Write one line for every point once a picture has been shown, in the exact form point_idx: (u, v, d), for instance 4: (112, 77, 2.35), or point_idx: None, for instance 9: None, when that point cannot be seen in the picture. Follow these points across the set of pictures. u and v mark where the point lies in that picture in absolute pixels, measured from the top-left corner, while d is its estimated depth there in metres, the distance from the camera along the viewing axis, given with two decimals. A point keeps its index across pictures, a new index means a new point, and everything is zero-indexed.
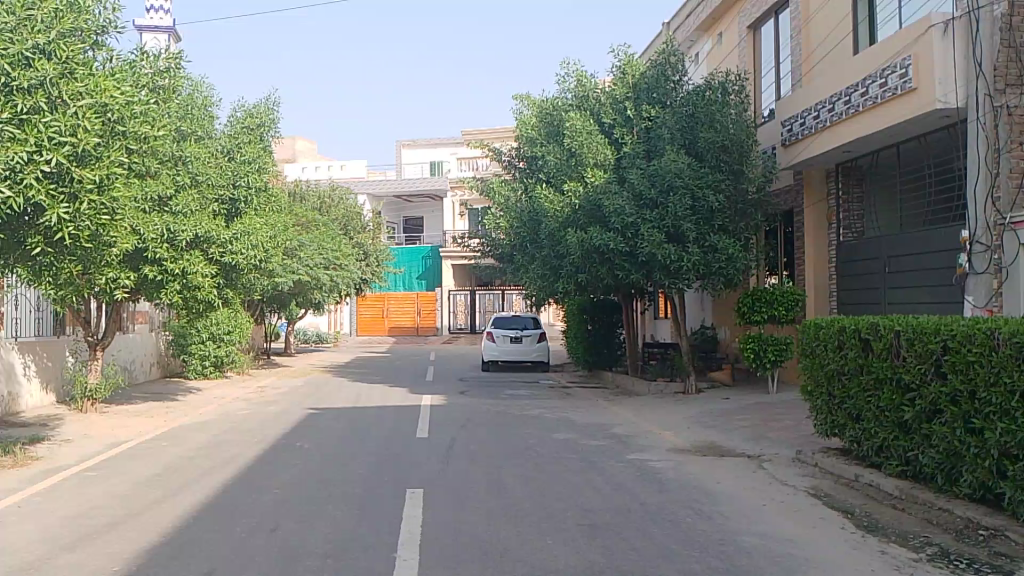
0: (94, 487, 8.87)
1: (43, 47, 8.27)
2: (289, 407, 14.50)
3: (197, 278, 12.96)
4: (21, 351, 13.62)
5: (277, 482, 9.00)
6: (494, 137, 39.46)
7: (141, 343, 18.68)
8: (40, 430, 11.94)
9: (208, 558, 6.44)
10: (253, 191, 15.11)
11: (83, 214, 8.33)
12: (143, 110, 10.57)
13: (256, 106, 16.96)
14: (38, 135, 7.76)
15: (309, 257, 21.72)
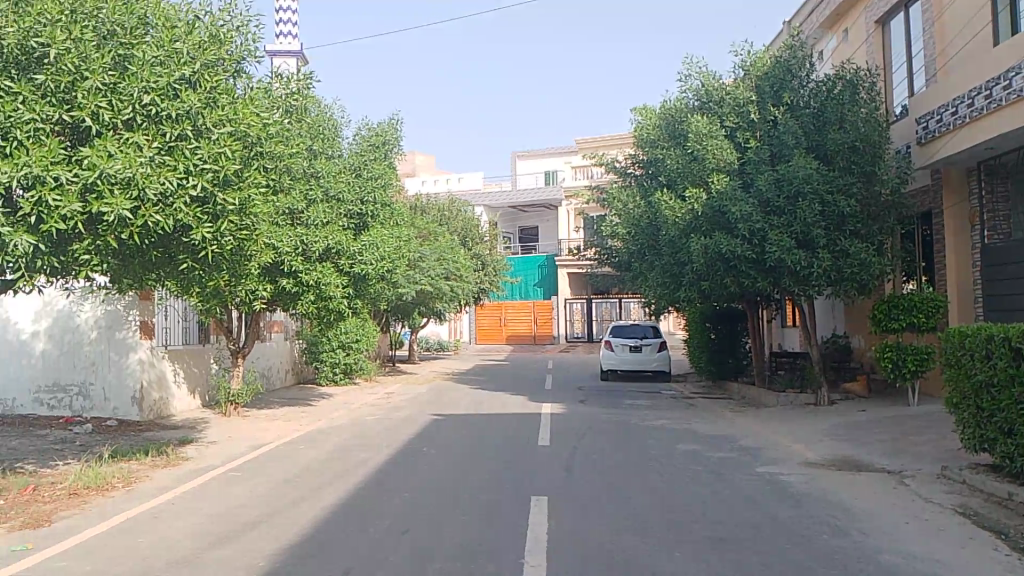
0: (239, 486, 9.43)
1: (188, 78, 8.27)
2: (414, 413, 14.92)
3: (329, 289, 13.57)
4: (172, 359, 14.63)
5: (407, 485, 9.28)
6: (608, 143, 39.30)
7: (277, 350, 19.73)
8: (190, 433, 12.80)
9: (345, 557, 6.70)
10: (379, 205, 15.64)
11: (225, 232, 8.66)
12: (278, 132, 11.13)
13: (380, 124, 17.52)
14: (186, 160, 7.77)
15: (430, 266, 22.27)
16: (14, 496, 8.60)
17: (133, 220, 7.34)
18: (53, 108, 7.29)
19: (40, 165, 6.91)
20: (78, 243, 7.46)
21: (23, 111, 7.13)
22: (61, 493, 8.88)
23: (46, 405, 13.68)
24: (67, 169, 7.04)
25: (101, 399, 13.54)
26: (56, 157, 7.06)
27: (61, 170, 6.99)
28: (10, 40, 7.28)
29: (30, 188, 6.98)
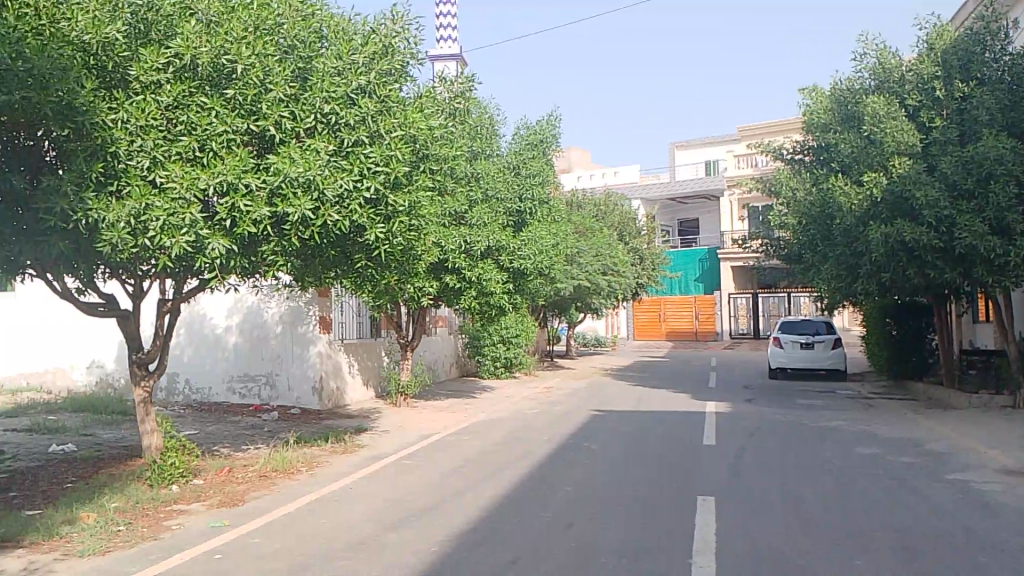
0: (410, 474, 9.85)
1: (364, 86, 8.63)
2: (575, 408, 14.99)
3: (490, 285, 13.88)
4: (347, 351, 15.53)
5: (570, 479, 9.32)
6: (772, 130, 37.69)
7: (442, 344, 20.47)
8: (363, 422, 13.53)
9: (511, 547, 6.82)
10: (537, 202, 15.81)
11: (395, 232, 8.93)
12: (442, 134, 11.46)
13: (538, 122, 17.69)
14: (361, 164, 8.09)
15: (588, 262, 22.27)
16: (212, 476, 9.42)
17: (314, 220, 7.82)
18: (242, 120, 7.81)
19: (233, 174, 7.45)
20: (265, 244, 8.02)
21: (216, 124, 7.65)
22: (252, 475, 9.62)
23: (237, 394, 14.87)
24: (256, 176, 7.57)
25: (286, 388, 14.59)
26: (246, 165, 7.57)
27: (252, 177, 7.53)
28: (203, 58, 7.71)
29: (224, 195, 7.55)
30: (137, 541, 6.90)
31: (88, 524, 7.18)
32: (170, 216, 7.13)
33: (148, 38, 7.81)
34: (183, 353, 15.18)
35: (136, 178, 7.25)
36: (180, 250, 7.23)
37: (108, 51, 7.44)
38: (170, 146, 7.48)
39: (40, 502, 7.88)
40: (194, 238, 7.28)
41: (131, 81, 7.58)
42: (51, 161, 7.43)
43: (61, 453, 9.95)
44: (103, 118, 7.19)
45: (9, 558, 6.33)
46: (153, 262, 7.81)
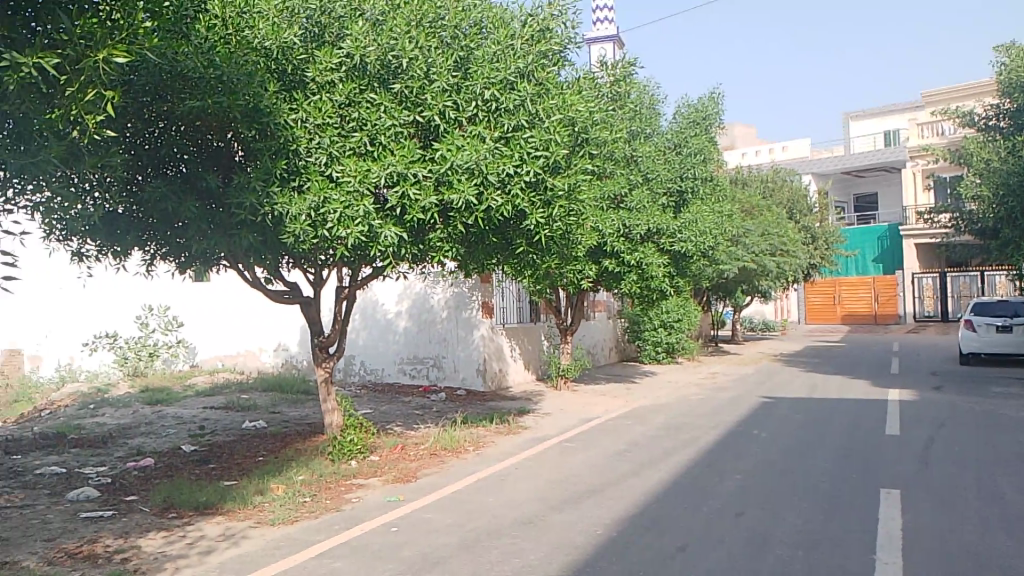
0: (574, 456, 9.91)
1: (522, 70, 8.70)
2: (741, 394, 14.50)
3: (651, 269, 13.69)
4: (509, 335, 15.88)
5: (740, 467, 9.03)
6: (962, 94, 34.48)
7: (602, 328, 20.46)
8: (527, 404, 13.76)
9: (680, 533, 6.71)
10: (699, 182, 15.37)
11: (556, 218, 8.90)
12: (601, 116, 11.35)
13: (699, 99, 17.17)
14: (521, 149, 8.19)
15: (755, 242, 21.41)
16: (387, 453, 9.91)
17: (478, 204, 7.99)
18: (408, 113, 8.08)
19: (402, 165, 7.74)
20: (433, 232, 8.31)
21: (385, 118, 7.94)
22: (423, 453, 10.03)
23: (407, 374, 15.57)
24: (423, 166, 7.85)
25: (452, 370, 15.14)
26: (414, 156, 7.87)
27: (419, 167, 7.81)
28: (372, 57, 8.03)
29: (394, 185, 7.84)
30: (322, 511, 7.40)
31: (278, 494, 7.77)
32: (347, 209, 7.57)
33: (322, 40, 8.18)
34: (359, 337, 15.97)
35: (316, 174, 7.67)
36: (355, 239, 7.65)
37: (286, 55, 7.80)
38: (344, 142, 7.86)
39: (237, 473, 8.61)
40: (367, 229, 7.68)
41: (309, 82, 7.93)
42: (239, 159, 7.90)
43: (253, 428, 10.83)
44: (286, 118, 7.61)
45: (213, 522, 6.96)
46: (332, 251, 8.29)
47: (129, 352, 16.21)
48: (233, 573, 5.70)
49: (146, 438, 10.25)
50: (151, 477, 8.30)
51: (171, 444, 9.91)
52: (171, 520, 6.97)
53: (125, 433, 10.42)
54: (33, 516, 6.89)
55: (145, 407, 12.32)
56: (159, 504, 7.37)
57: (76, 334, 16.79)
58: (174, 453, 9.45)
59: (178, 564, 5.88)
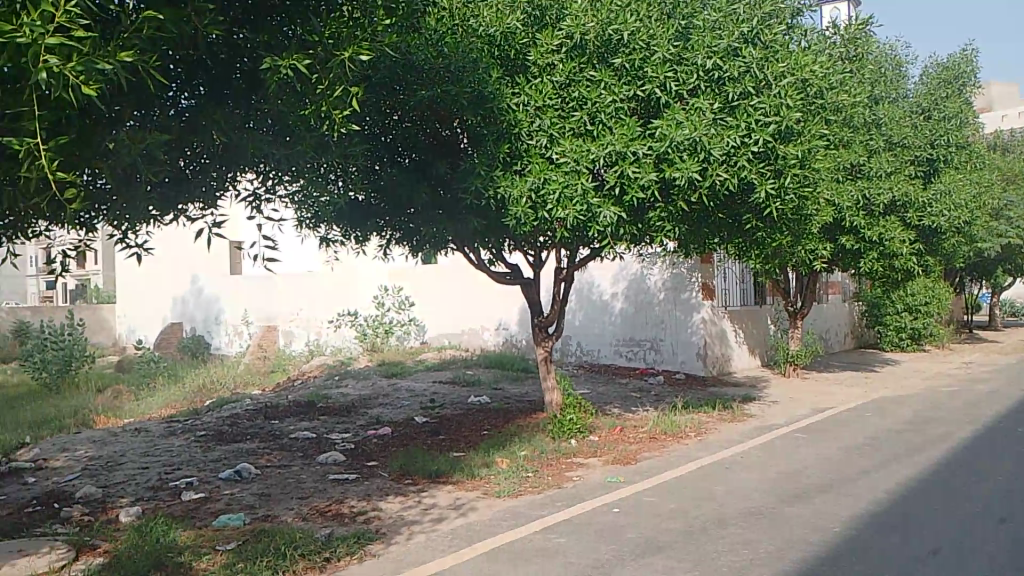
0: (805, 448, 9.31)
1: (746, 36, 8.18)
2: (1003, 387, 12.88)
3: (894, 245, 12.56)
4: (731, 318, 15.42)
5: (1003, 469, 7.98)
6: None
7: (836, 312, 19.13)
8: (751, 391, 13.16)
9: (930, 537, 6.05)
10: (954, 148, 13.79)
11: (789, 188, 8.27)
12: (838, 81, 10.49)
13: (952, 57, 15.40)
14: (748, 118, 7.72)
15: (1020, 216, 18.93)
16: (606, 434, 9.89)
17: (701, 180, 7.62)
18: (629, 88, 7.83)
19: (622, 143, 7.54)
20: (652, 210, 8.03)
21: (606, 96, 7.73)
22: (643, 436, 9.89)
23: (624, 357, 15.39)
24: (643, 143, 7.57)
25: (671, 353, 14.90)
26: (634, 134, 7.62)
27: (639, 145, 7.55)
28: (592, 35, 7.91)
29: (613, 165, 7.65)
30: (545, 487, 7.53)
31: (503, 468, 8.00)
32: (565, 188, 7.49)
33: (543, 23, 8.14)
34: (575, 318, 15.93)
35: (537, 157, 7.65)
36: (574, 219, 7.55)
37: (510, 41, 7.86)
38: (564, 123, 7.77)
39: (465, 445, 9.01)
40: (586, 208, 7.54)
41: (530, 65, 7.94)
42: (466, 147, 8.04)
43: (479, 404, 11.29)
44: (509, 102, 7.68)
45: (444, 491, 7.32)
46: (551, 232, 8.29)
47: (368, 328, 17.49)
48: (463, 541, 5.95)
49: (384, 408, 11.03)
50: (389, 445, 8.89)
51: (405, 415, 10.59)
52: (407, 486, 7.41)
53: (366, 404, 11.30)
54: (290, 476, 7.63)
55: (383, 380, 13.29)
56: (397, 471, 7.86)
57: (323, 313, 18.50)
58: (408, 423, 10.07)
59: (413, 528, 6.23)
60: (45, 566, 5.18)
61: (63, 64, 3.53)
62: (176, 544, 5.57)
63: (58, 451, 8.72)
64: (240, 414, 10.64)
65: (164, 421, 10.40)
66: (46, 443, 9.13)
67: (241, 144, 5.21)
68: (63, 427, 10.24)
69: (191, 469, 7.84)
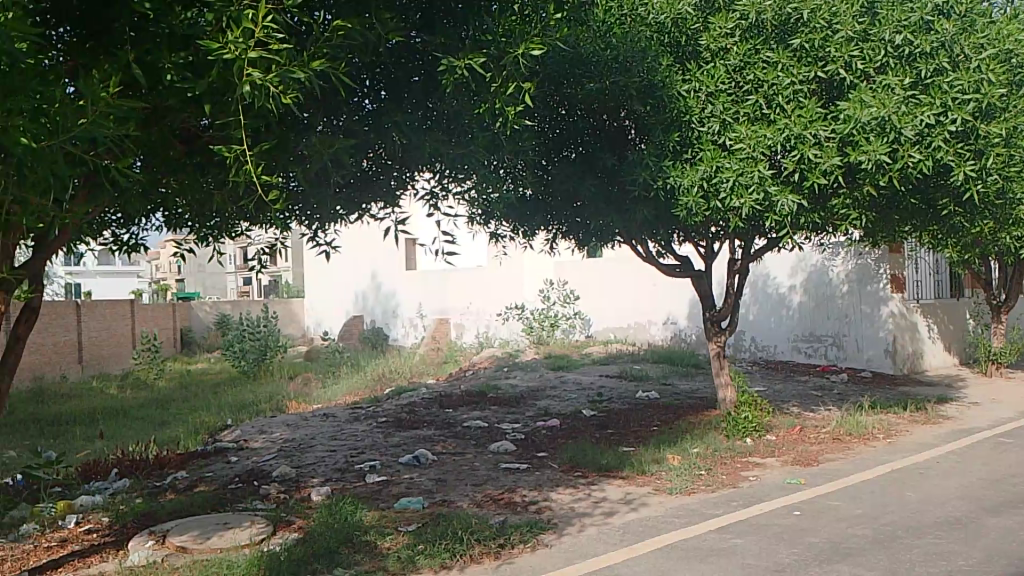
0: (1013, 454, 8.43)
1: (942, 7, 7.53)
2: None
3: None
4: (924, 313, 14.27)
5: None
6: None
7: None
8: (947, 391, 12.11)
9: None
10: None
11: (993, 169, 7.48)
12: None
13: None
14: (943, 95, 7.07)
15: None
16: (785, 433, 9.45)
17: (891, 163, 7.07)
18: (809, 69, 7.34)
19: (800, 126, 7.10)
20: (836, 197, 7.54)
21: (783, 78, 7.29)
22: (824, 436, 9.35)
23: (803, 354, 14.65)
24: (825, 125, 7.09)
25: (854, 349, 14.05)
26: (814, 115, 7.14)
27: (820, 127, 7.07)
28: (769, 13, 7.50)
29: (791, 149, 7.21)
30: (720, 486, 7.29)
31: (675, 465, 7.83)
32: (740, 176, 7.14)
33: (716, 7, 7.84)
34: (748, 312, 15.37)
35: (708, 143, 7.36)
36: (750, 209, 7.18)
37: (680, 26, 7.74)
38: (738, 108, 7.42)
39: (635, 440, 8.91)
40: (762, 196, 7.14)
41: (702, 50, 7.67)
42: (634, 138, 7.89)
43: (647, 398, 11.14)
44: (679, 89, 7.48)
45: (615, 485, 7.28)
46: (724, 223, 7.98)
47: (534, 322, 17.30)
48: (635, 536, 5.89)
49: (552, 401, 11.14)
50: (558, 437, 8.97)
51: (574, 408, 10.64)
52: (577, 478, 7.44)
53: (535, 396, 11.47)
54: (464, 463, 7.88)
55: (551, 373, 13.44)
56: (567, 463, 7.91)
57: (493, 308, 19.01)
58: (577, 416, 10.12)
59: (584, 520, 6.23)
60: (248, 538, 5.65)
61: (263, 76, 3.81)
62: (361, 523, 5.89)
63: (257, 432, 9.50)
64: (416, 402, 11.12)
65: (348, 408, 11.06)
66: (246, 425, 9.97)
67: (420, 143, 5.40)
68: (261, 411, 11.15)
69: (373, 454, 8.29)
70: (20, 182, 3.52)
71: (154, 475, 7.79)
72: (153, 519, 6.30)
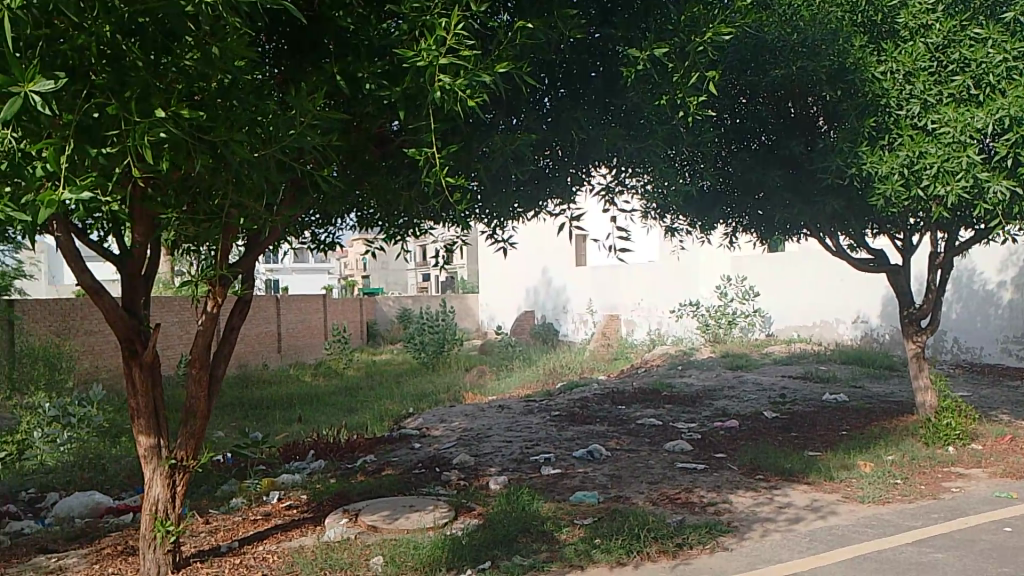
0: None
1: None
2: None
3: None
4: None
5: None
6: None
7: None
8: None
9: None
10: None
11: None
12: None
13: None
14: None
15: None
16: (994, 443, 8.61)
17: None
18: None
19: (1017, 106, 6.33)
20: None
21: (995, 54, 6.58)
22: None
23: (1014, 356, 13.34)
24: None
25: None
26: None
27: None
28: None
29: (1004, 132, 6.52)
30: (918, 497, 6.76)
31: (866, 472, 7.35)
32: (945, 162, 6.50)
33: None
34: (951, 310, 14.22)
35: (908, 128, 6.76)
36: (957, 198, 6.49)
37: (876, 4, 7.20)
38: (942, 89, 6.77)
39: (820, 444, 8.46)
40: (972, 184, 6.45)
41: (900, 29, 7.10)
42: (824, 127, 7.46)
43: (834, 401, 10.55)
44: (874, 72, 6.97)
45: (800, 490, 6.94)
46: (924, 213, 7.38)
47: (710, 320, 17.17)
48: (824, 544, 5.59)
49: (729, 400, 10.81)
50: (737, 438, 8.69)
51: (753, 408, 10.26)
52: (758, 481, 7.17)
53: (711, 395, 11.18)
54: (639, 460, 7.81)
55: (728, 371, 13.07)
56: (747, 465, 7.64)
57: (664, 302, 18.68)
58: (757, 417, 9.76)
59: (767, 525, 5.99)
60: (432, 521, 5.92)
61: (453, 81, 3.95)
62: (539, 513, 6.00)
63: (437, 421, 9.93)
64: (589, 397, 11.18)
65: (523, 400, 11.31)
66: (428, 414, 10.45)
67: (600, 137, 5.34)
68: (440, 401, 11.64)
69: (549, 447, 8.42)
70: (238, 189, 3.92)
71: (345, 457, 8.34)
72: (347, 498, 6.73)
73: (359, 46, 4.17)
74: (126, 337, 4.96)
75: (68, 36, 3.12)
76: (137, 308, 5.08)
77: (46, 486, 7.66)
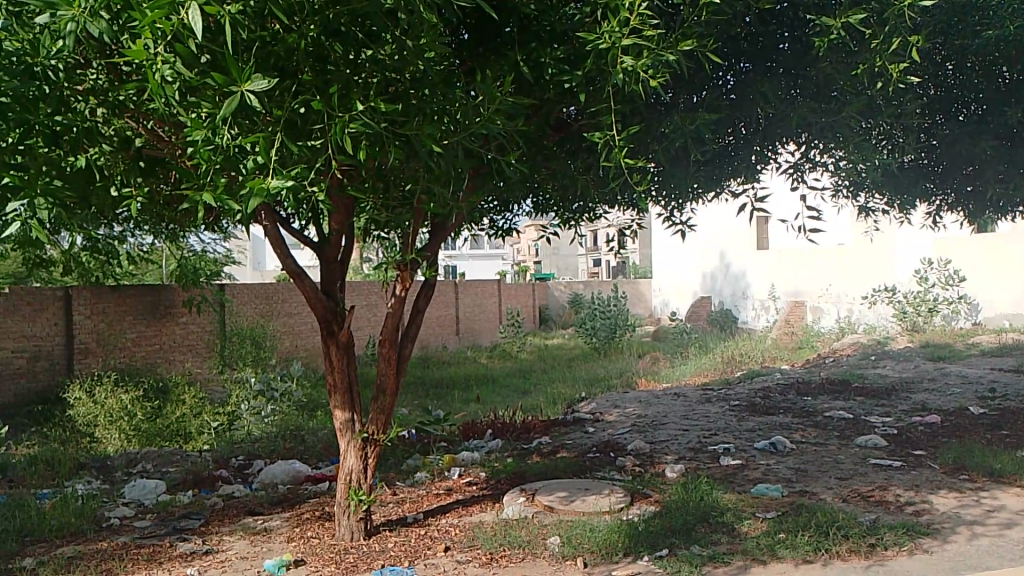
0: None
1: None
2: None
3: None
4: None
5: None
6: None
7: None
8: None
9: None
10: None
11: None
12: None
13: None
14: None
15: None
16: None
17: None
18: None
19: None
20: None
21: None
22: None
23: None
24: None
25: None
26: None
27: None
28: None
29: None
30: None
31: None
32: None
33: None
34: None
35: None
36: None
37: None
38: None
39: None
40: None
41: None
42: None
43: None
44: None
45: (1012, 493, 6.31)
46: None
47: (907, 306, 15.90)
48: None
49: (928, 394, 10.00)
50: (937, 435, 8.02)
51: (957, 403, 9.43)
52: (962, 482, 6.58)
53: (908, 387, 10.38)
54: (826, 454, 7.41)
55: (928, 362, 12.12)
56: (948, 464, 7.03)
57: (857, 289, 17.58)
58: (961, 413, 8.96)
59: (974, 529, 5.49)
60: (608, 505, 5.93)
61: (635, 63, 3.88)
62: (718, 503, 5.85)
63: (611, 406, 9.91)
64: (770, 387, 10.75)
65: (699, 388, 11.04)
66: (602, 398, 10.47)
67: (790, 113, 5.08)
68: (614, 386, 11.62)
69: (727, 436, 8.18)
70: (428, 172, 4.04)
71: (521, 437, 8.53)
72: (523, 478, 6.88)
73: (541, 32, 4.23)
74: (325, 318, 5.32)
75: (280, 39, 3.37)
76: (334, 291, 5.43)
77: (253, 454, 8.40)
